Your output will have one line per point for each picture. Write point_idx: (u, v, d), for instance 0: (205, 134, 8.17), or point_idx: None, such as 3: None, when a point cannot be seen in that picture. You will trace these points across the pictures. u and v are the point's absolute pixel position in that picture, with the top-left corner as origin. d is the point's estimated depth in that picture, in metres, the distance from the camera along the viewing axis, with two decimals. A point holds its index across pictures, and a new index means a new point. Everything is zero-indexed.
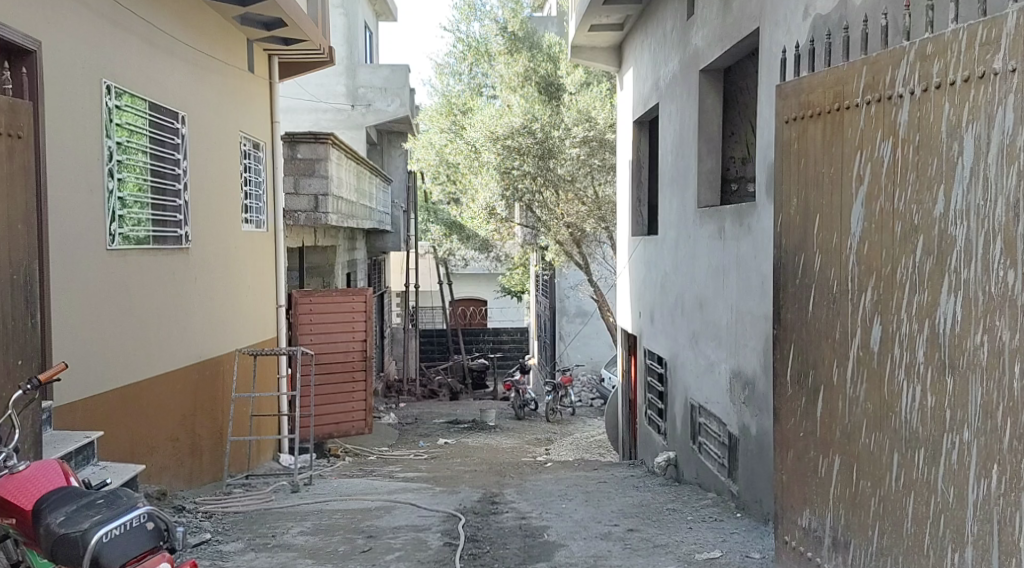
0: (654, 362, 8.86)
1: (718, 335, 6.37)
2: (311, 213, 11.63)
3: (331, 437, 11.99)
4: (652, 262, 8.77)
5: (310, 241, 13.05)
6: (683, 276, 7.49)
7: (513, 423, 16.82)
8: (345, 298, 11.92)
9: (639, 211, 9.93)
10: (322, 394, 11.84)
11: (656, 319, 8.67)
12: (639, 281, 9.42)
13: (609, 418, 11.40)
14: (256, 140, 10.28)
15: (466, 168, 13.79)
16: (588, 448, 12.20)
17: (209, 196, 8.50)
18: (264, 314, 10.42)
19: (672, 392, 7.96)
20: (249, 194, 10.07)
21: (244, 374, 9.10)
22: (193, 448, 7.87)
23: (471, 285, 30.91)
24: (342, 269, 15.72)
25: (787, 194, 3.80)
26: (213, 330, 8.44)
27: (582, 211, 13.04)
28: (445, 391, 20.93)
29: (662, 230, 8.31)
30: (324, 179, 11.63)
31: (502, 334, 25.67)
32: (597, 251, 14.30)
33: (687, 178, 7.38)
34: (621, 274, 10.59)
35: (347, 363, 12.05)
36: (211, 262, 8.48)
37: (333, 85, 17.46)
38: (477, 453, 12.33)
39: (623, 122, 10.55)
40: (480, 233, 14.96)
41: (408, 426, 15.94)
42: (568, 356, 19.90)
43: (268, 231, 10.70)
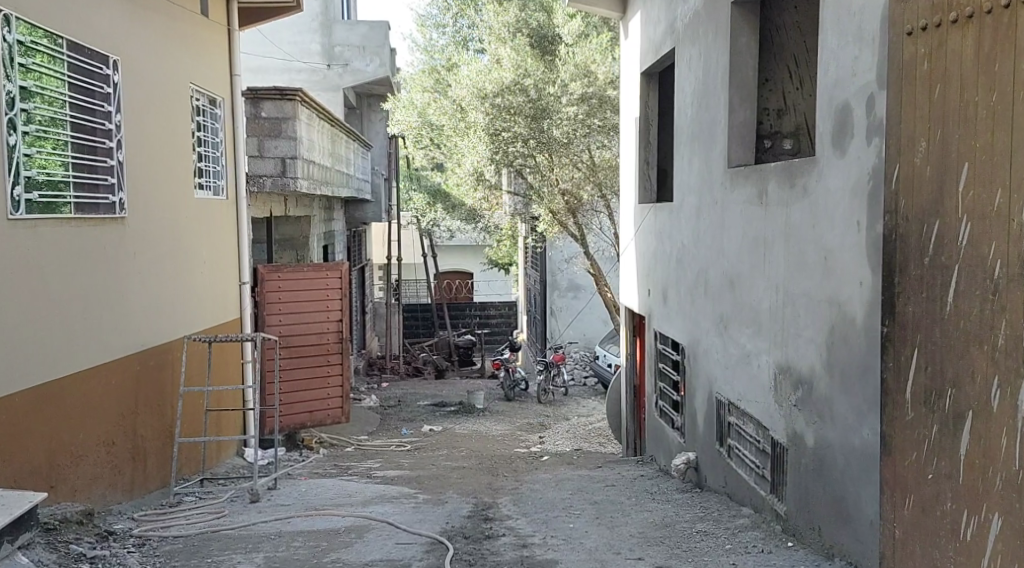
0: (667, 347, 7.73)
1: (756, 322, 5.28)
2: (277, 178, 10.38)
3: (304, 427, 10.84)
4: (665, 234, 7.68)
5: (280, 210, 11.84)
6: (706, 249, 6.39)
7: (502, 405, 15.78)
8: (317, 273, 10.76)
9: (646, 174, 8.83)
10: (293, 379, 10.69)
11: (669, 299, 7.58)
12: (648, 255, 8.32)
13: (611, 407, 10.26)
14: (211, 95, 9.08)
15: (451, 131, 12.61)
16: (587, 438, 11.17)
17: (155, 157, 7.35)
18: (225, 294, 9.27)
19: (690, 384, 6.88)
20: (203, 156, 8.89)
21: (198, 363, 7.97)
22: (135, 453, 6.76)
23: (457, 257, 29.74)
24: (318, 241, 14.55)
25: (920, 125, 3.14)
26: (161, 314, 7.33)
27: (578, 176, 11.93)
28: (430, 369, 19.87)
29: (677, 196, 7.20)
30: (291, 140, 10.38)
31: (489, 308, 24.60)
32: (595, 220, 13.19)
33: (712, 133, 6.26)
34: (624, 247, 9.48)
35: (320, 345, 10.87)
36: (156, 233, 7.35)
37: (308, 43, 16.17)
38: (465, 443, 11.26)
39: (627, 75, 9.40)
40: (468, 202, 13.82)
41: (390, 409, 14.85)
42: (560, 334, 18.91)
43: (228, 198, 9.52)
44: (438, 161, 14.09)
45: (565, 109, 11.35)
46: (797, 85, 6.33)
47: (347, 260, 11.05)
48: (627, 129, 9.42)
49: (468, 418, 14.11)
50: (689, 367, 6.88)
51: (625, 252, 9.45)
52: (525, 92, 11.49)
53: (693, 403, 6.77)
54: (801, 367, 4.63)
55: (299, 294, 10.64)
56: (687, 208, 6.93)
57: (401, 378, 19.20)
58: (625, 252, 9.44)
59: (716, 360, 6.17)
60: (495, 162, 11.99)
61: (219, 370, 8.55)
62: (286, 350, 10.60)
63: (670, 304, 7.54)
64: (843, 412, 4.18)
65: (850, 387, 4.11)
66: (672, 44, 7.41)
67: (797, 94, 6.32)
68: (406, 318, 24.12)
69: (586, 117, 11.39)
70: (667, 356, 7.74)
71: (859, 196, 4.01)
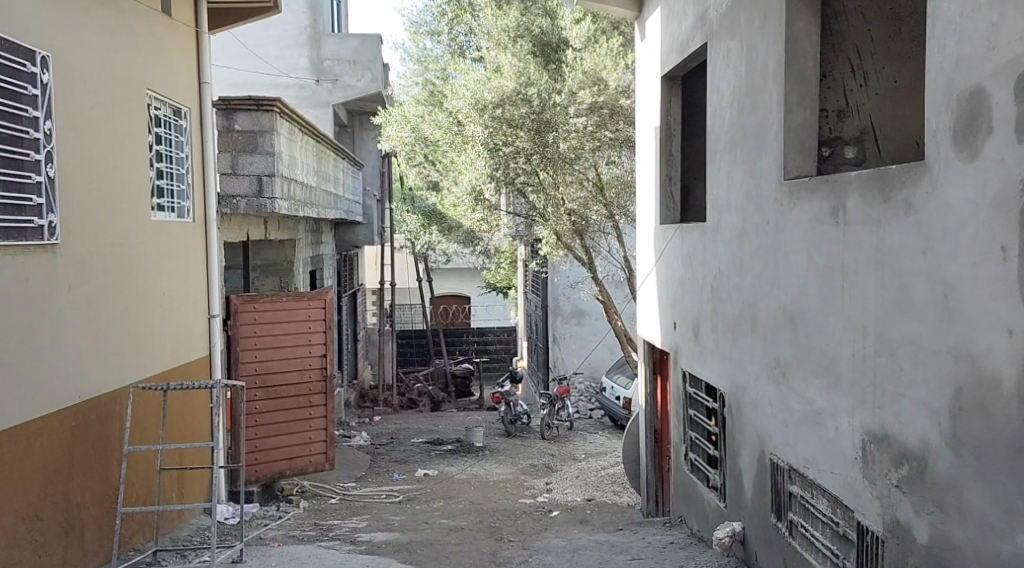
0: (699, 391, 6.64)
1: (834, 373, 4.21)
2: (251, 198, 9.26)
3: (285, 475, 9.71)
4: (694, 259, 6.61)
5: (259, 234, 10.74)
6: (754, 280, 5.32)
7: (504, 443, 14.65)
8: (298, 303, 9.74)
9: (666, 188, 7.76)
10: (271, 422, 9.58)
11: (701, 336, 6.50)
12: (672, 283, 7.26)
13: (627, 454, 9.13)
14: (175, 104, 8.04)
15: (447, 146, 11.55)
16: (600, 486, 10.04)
17: (100, 175, 6.31)
18: (189, 329, 8.21)
19: (733, 440, 5.77)
20: (164, 173, 7.82)
21: (148, 414, 6.90)
22: (66, 527, 5.67)
23: (453, 280, 28.58)
24: (304, 266, 13.45)
25: None
26: (102, 357, 6.25)
27: (585, 194, 10.87)
28: (425, 401, 18.75)
29: (712, 216, 6.13)
30: (267, 155, 9.28)
31: (487, 333, 23.48)
32: (602, 242, 12.14)
33: (761, 138, 5.20)
34: (642, 274, 8.42)
35: (300, 384, 9.78)
36: (99, 263, 6.29)
37: (296, 58, 15.18)
38: (464, 491, 10.13)
39: (644, 80, 8.36)
40: (464, 223, 12.77)
41: (382, 448, 13.72)
42: (563, 363, 17.97)
43: (195, 221, 8.44)
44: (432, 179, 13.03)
45: (573, 121, 10.27)
46: (861, 81, 5.26)
47: (331, 287, 10.07)
48: (644, 138, 8.38)
49: (467, 458, 12.98)
50: (733, 419, 5.77)
51: (644, 281, 8.36)
52: (528, 103, 10.48)
53: (738, 462, 5.66)
54: (909, 437, 3.55)
55: (278, 327, 9.58)
56: (725, 230, 5.87)
57: (395, 411, 18.07)
58: (643, 280, 8.37)
59: (771, 414, 5.07)
60: (496, 180, 10.94)
61: (178, 419, 7.47)
62: (264, 390, 9.50)
63: (702, 341, 6.47)
64: (980, 505, 3.09)
65: (997, 473, 3.03)
66: (702, 38, 6.35)
67: (861, 93, 5.27)
68: (400, 344, 22.98)
69: (596, 128, 10.32)
70: (698, 401, 6.66)
71: (1004, 212, 2.95)
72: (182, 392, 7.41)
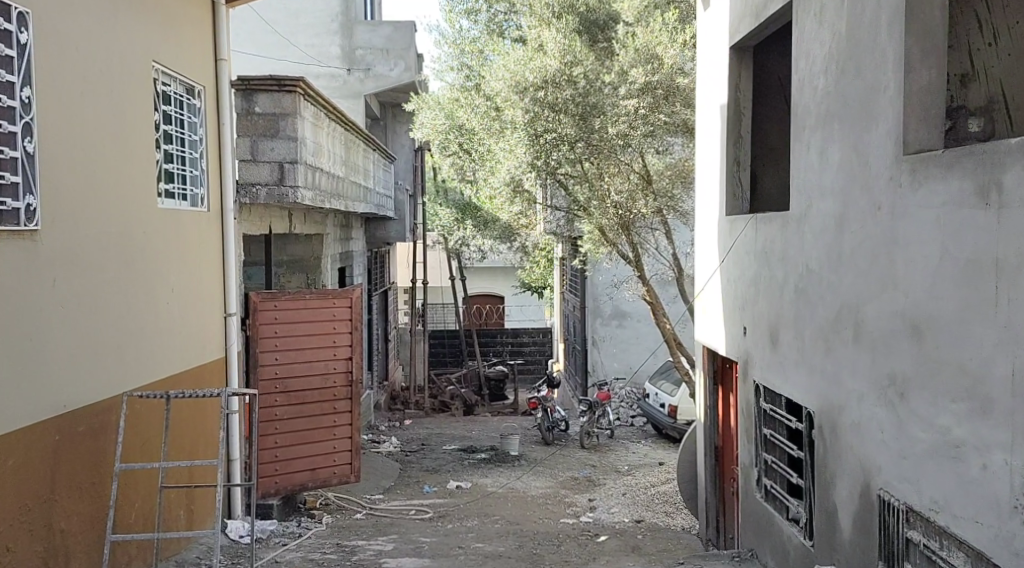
0: (777, 409, 5.75)
1: (983, 396, 3.34)
2: (272, 187, 8.40)
3: (308, 488, 8.91)
4: (773, 254, 5.74)
5: (283, 227, 9.93)
6: (859, 280, 4.44)
7: (542, 452, 13.81)
8: (323, 301, 8.98)
9: (733, 175, 6.94)
10: (294, 430, 8.81)
11: (781, 345, 5.63)
12: (743, 283, 6.38)
13: (683, 472, 8.25)
14: (189, 82, 7.31)
15: (484, 133, 10.74)
16: (650, 507, 9.17)
17: (92, 156, 5.59)
18: (203, 330, 7.47)
19: (826, 469, 4.91)
20: (176, 157, 7.09)
21: (149, 423, 6.16)
22: (45, 557, 4.94)
23: (486, 280, 27.75)
24: (333, 264, 12.69)
25: None
26: (95, 360, 5.52)
27: (631, 185, 10.09)
28: (458, 404, 17.97)
29: (801, 204, 5.26)
30: (290, 140, 8.38)
31: (521, 334, 22.65)
32: (648, 238, 11.26)
33: (871, 108, 4.33)
34: (704, 274, 7.55)
35: (325, 390, 9.00)
36: (92, 255, 5.56)
37: (327, 46, 14.41)
38: (500, 508, 9.32)
39: (706, 55, 7.52)
40: (502, 217, 11.93)
41: (412, 456, 12.94)
42: (602, 367, 17.07)
43: (212, 210, 7.70)
44: (467, 171, 12.25)
45: (624, 103, 9.41)
46: (989, 39, 4.32)
47: (359, 285, 9.30)
48: (707, 120, 7.50)
49: (503, 469, 12.16)
50: (826, 443, 4.91)
51: (705, 280, 7.48)
52: (573, 84, 9.66)
53: (833, 495, 4.80)
54: None
55: (301, 327, 8.81)
56: (819, 219, 5.00)
57: (426, 415, 17.30)
58: (706, 282, 7.49)
59: (881, 441, 4.21)
60: (538, 170, 10.06)
61: (183, 431, 6.73)
62: (285, 395, 8.73)
63: (782, 351, 5.59)
64: None
65: None
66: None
67: (990, 53, 4.32)
68: (432, 346, 22.19)
69: (649, 112, 9.46)
70: (777, 418, 5.78)
71: None
72: (185, 402, 6.66)
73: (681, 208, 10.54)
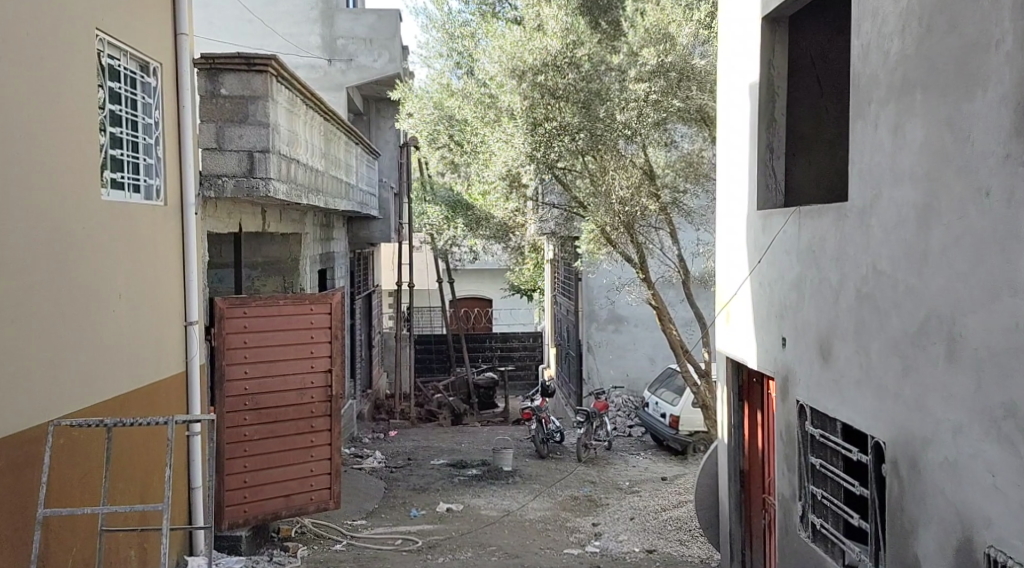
0: (829, 435, 4.91)
1: None
2: (240, 179, 7.45)
3: (281, 517, 7.98)
4: (824, 253, 4.90)
5: (255, 226, 9.01)
6: (957, 284, 3.60)
7: (537, 466, 12.94)
8: (298, 308, 8.08)
9: (765, 163, 6.09)
10: (265, 452, 7.88)
11: (835, 360, 4.79)
12: (783, 288, 5.51)
13: (701, 500, 7.38)
14: (144, 57, 6.40)
15: (476, 122, 9.90)
16: (661, 535, 8.32)
17: (13, 137, 4.68)
18: (159, 341, 6.57)
19: (902, 514, 4.08)
20: (125, 142, 6.17)
21: (86, 455, 5.25)
22: None
23: (474, 282, 26.84)
24: (312, 266, 11.79)
25: None
26: (16, 381, 4.61)
27: (634, 182, 9.33)
28: (446, 414, 17.08)
29: (865, 195, 4.42)
30: (259, 127, 7.43)
31: (511, 339, 21.76)
32: (651, 238, 10.42)
33: (972, 71, 3.49)
34: (729, 278, 6.69)
35: (301, 406, 8.09)
36: (11, 254, 4.64)
37: (306, 35, 13.39)
38: (497, 537, 8.47)
39: (730, 30, 6.69)
40: (496, 214, 11.07)
41: (398, 473, 12.04)
42: (598, 374, 16.23)
43: (170, 205, 6.78)
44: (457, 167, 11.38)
45: (632, 87, 8.61)
46: None
47: (339, 289, 8.41)
48: (732, 102, 6.65)
49: (496, 487, 11.28)
50: (901, 482, 4.08)
51: (732, 285, 6.62)
52: (575, 68, 8.91)
53: (913, 547, 3.97)
54: None
55: (273, 337, 7.90)
56: (892, 211, 4.16)
57: (412, 425, 16.40)
58: (732, 286, 6.62)
59: (992, 486, 3.37)
60: (535, 160, 9.08)
61: (130, 460, 5.83)
62: (256, 413, 7.80)
63: (837, 368, 4.74)
64: None
65: None
66: None
67: None
68: (419, 351, 21.28)
69: (661, 97, 8.62)
70: (829, 446, 4.95)
71: None
72: (124, 431, 5.73)
73: (686, 204, 9.86)
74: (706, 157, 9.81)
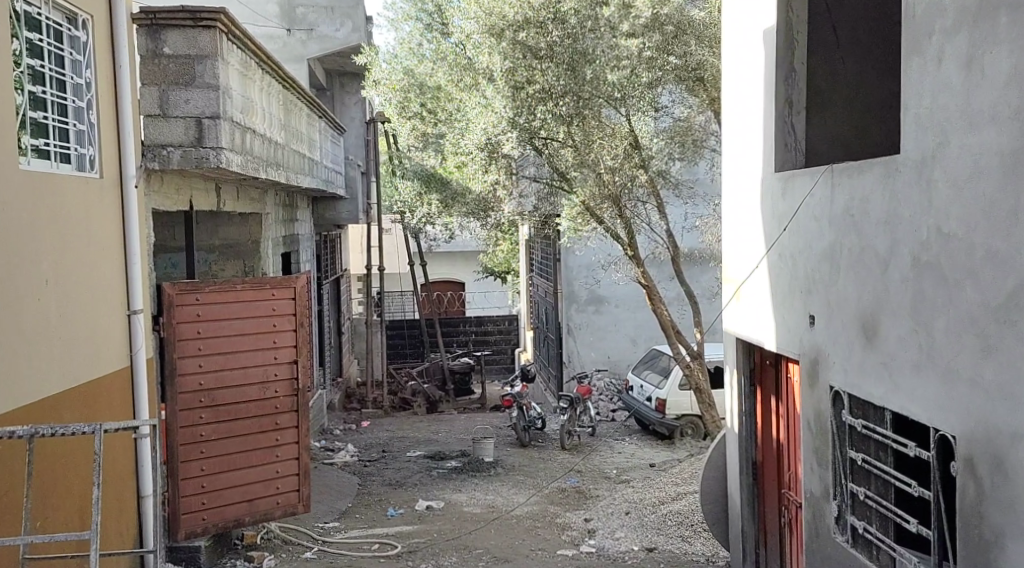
0: (877, 425, 4.24)
1: None
2: (187, 148, 6.62)
3: (244, 524, 7.22)
4: (869, 215, 4.22)
5: (209, 204, 8.19)
6: None
7: (519, 455, 12.26)
8: (259, 293, 7.32)
9: (784, 119, 5.39)
10: (224, 453, 7.11)
11: (882, 339, 4.12)
12: (811, 260, 4.83)
13: (708, 494, 6.70)
14: (72, 7, 5.55)
15: (453, 87, 9.34)
16: (661, 532, 7.66)
17: None
18: (97, 334, 5.75)
19: (981, 522, 3.41)
20: (50, 104, 5.33)
21: (3, 471, 4.45)
22: None
23: (446, 265, 26.06)
24: (275, 249, 10.97)
25: None
26: None
27: (623, 152, 8.78)
28: (420, 401, 16.34)
29: (926, 144, 3.74)
30: (208, 89, 6.61)
31: (486, 323, 21.02)
32: (640, 212, 9.75)
33: None
34: (741, 251, 6.01)
35: (263, 401, 7.34)
36: None
37: (264, 3, 12.51)
38: (483, 539, 7.77)
39: None
40: (474, 188, 10.34)
41: (372, 466, 11.31)
42: (578, 357, 15.57)
43: (105, 178, 5.94)
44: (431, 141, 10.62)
45: (625, 42, 8.18)
46: None
47: (303, 273, 7.67)
48: (742, 53, 5.94)
49: (478, 480, 10.58)
50: (979, 484, 3.42)
51: (744, 257, 5.95)
52: (560, 23, 8.26)
53: (998, 563, 3.30)
54: None
55: (231, 326, 7.13)
56: (965, 161, 3.47)
57: (385, 414, 15.63)
58: (744, 259, 5.94)
59: None
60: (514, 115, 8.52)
61: (60, 470, 5.03)
62: (212, 411, 7.02)
63: (886, 349, 4.08)
64: None
65: None
66: None
67: None
68: (390, 337, 20.49)
69: (655, 54, 8.30)
70: (874, 439, 4.30)
71: None
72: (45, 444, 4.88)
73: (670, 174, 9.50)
74: (697, 124, 9.19)
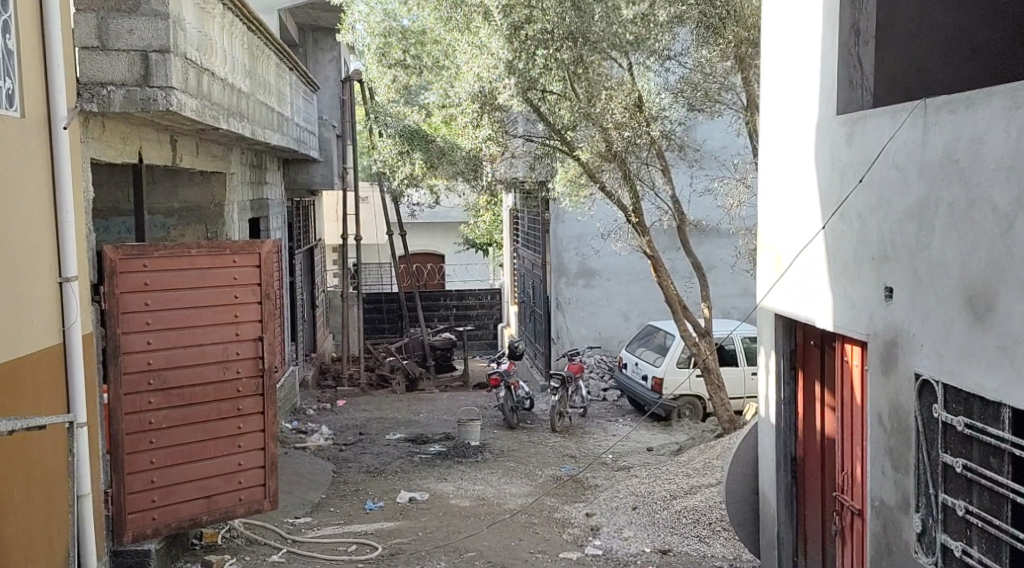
0: (989, 423, 3.38)
1: None
2: (132, 88, 5.57)
3: (201, 523, 6.29)
4: (981, 160, 3.35)
5: (164, 159, 7.19)
6: None
7: (507, 438, 11.39)
8: (218, 260, 6.36)
9: (848, 51, 4.50)
10: (179, 444, 6.16)
11: (999, 317, 3.26)
12: (890, 220, 3.96)
13: (736, 493, 5.84)
14: None
15: (443, 27, 8.39)
16: (675, 531, 6.81)
17: None
18: (17, 307, 4.73)
19: None
20: None
21: None
22: None
23: (427, 236, 25.09)
24: (242, 213, 9.96)
25: None
26: None
27: (629, 109, 7.94)
28: (399, 378, 15.40)
29: None
30: (155, 19, 5.59)
31: (467, 296, 20.08)
32: (645, 174, 8.87)
33: None
34: (786, 212, 5.13)
35: (223, 383, 6.39)
36: None
37: None
38: (475, 539, 6.89)
39: None
40: (462, 145, 9.38)
41: (348, 450, 10.40)
42: (568, 334, 14.70)
43: (27, 117, 4.89)
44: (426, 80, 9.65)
45: None
46: None
47: (270, 238, 6.71)
48: None
49: (464, 467, 9.70)
50: None
51: (790, 219, 5.08)
52: None
53: None
54: None
55: (184, 297, 6.17)
56: None
57: (362, 392, 14.68)
58: (791, 222, 5.06)
59: None
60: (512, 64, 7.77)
61: None
62: (164, 394, 6.07)
63: (1006, 329, 3.22)
64: None
65: None
66: None
67: None
68: (368, 310, 19.51)
69: None
70: (979, 442, 3.45)
71: None
72: None
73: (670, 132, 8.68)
74: (719, 68, 7.88)
